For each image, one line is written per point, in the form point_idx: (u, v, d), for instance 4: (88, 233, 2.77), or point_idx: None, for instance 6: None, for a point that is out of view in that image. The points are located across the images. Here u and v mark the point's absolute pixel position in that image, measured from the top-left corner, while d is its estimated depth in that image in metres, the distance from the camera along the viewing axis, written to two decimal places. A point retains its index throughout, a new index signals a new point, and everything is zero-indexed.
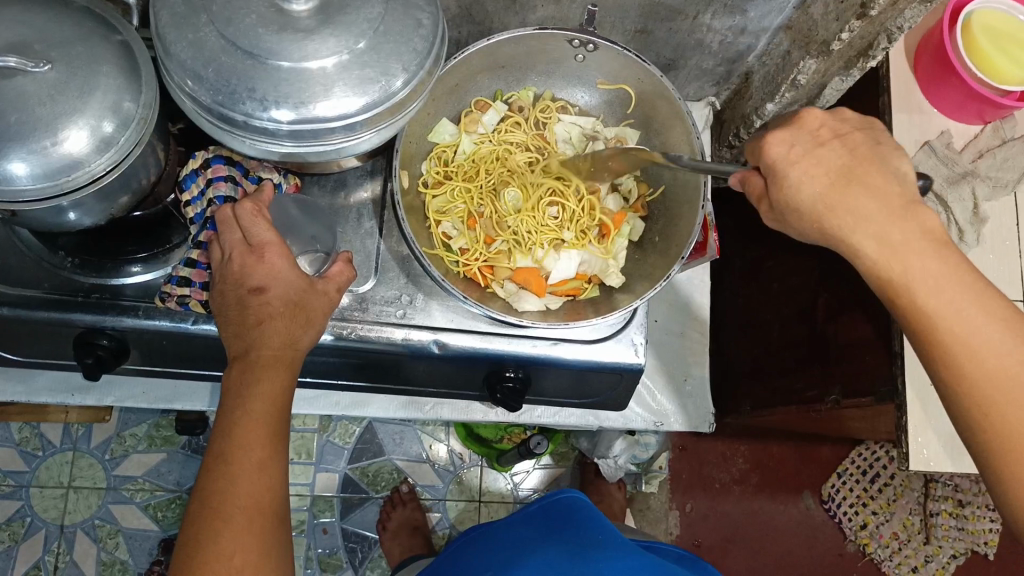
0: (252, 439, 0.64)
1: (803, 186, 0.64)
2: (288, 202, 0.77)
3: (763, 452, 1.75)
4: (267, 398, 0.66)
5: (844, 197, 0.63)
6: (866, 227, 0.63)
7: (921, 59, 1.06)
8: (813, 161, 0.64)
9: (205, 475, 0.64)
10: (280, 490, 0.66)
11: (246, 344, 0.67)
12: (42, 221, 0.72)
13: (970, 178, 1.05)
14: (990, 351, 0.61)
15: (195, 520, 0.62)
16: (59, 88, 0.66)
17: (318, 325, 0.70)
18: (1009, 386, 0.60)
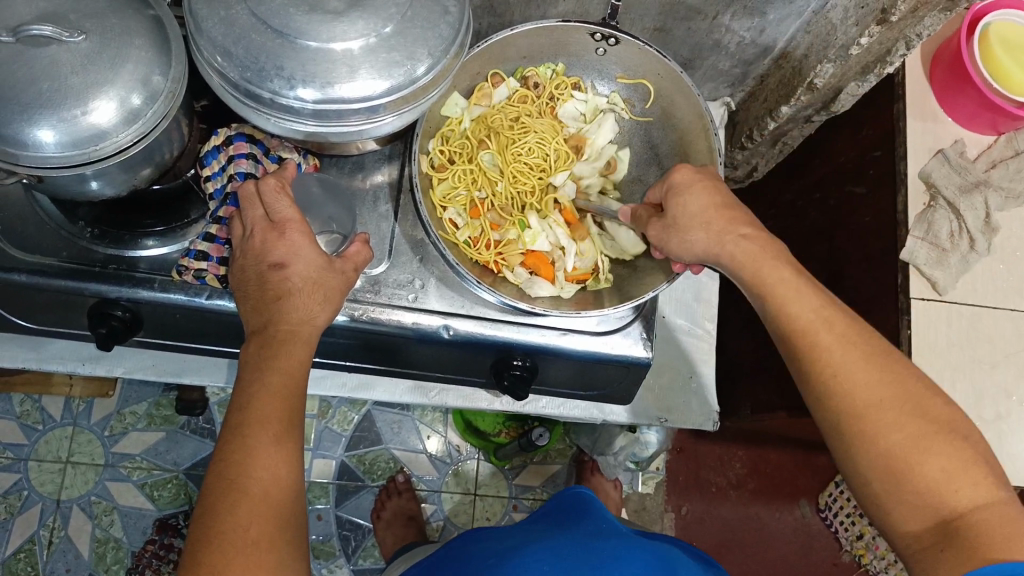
0: (270, 413, 0.65)
1: (687, 207, 0.76)
2: (309, 180, 0.79)
3: (760, 457, 1.76)
4: (285, 372, 0.66)
5: (726, 220, 0.74)
6: (740, 246, 0.74)
7: (937, 69, 1.08)
8: (695, 190, 0.76)
9: (223, 448, 0.64)
10: (296, 464, 0.66)
11: (265, 319, 0.68)
12: (65, 189, 0.73)
13: (982, 188, 1.06)
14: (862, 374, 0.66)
15: (212, 492, 0.62)
16: (91, 58, 0.67)
17: (336, 303, 0.71)
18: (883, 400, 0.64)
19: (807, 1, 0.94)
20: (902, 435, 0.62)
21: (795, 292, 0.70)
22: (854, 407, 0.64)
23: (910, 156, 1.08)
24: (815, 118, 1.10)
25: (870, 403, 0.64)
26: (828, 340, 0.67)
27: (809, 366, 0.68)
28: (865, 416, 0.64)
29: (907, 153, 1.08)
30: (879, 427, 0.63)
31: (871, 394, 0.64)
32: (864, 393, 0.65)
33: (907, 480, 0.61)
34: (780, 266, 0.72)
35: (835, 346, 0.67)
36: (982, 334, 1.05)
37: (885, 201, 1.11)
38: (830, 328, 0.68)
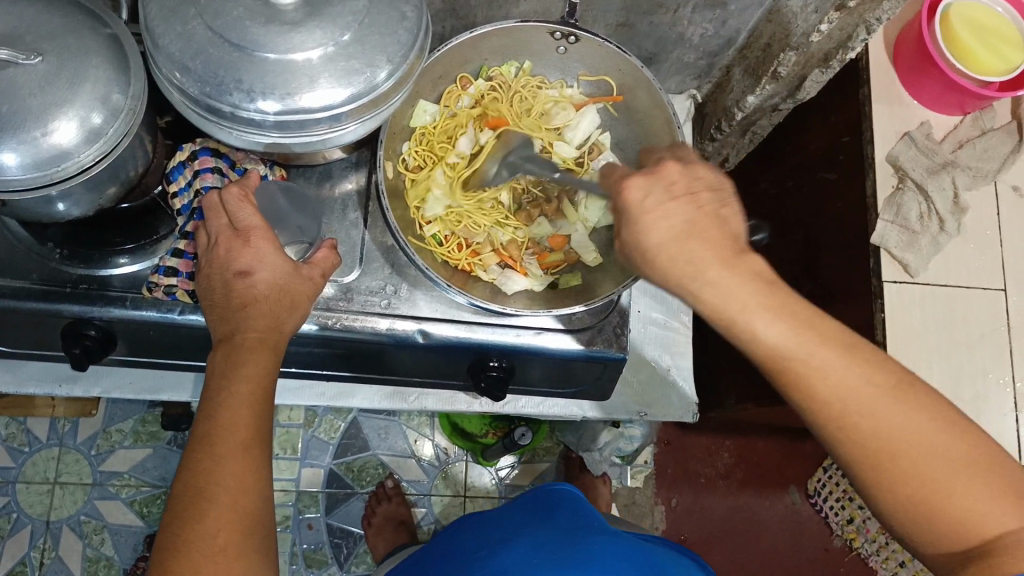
0: (239, 421, 0.65)
1: (648, 240, 0.63)
2: (274, 189, 0.79)
3: (748, 445, 1.78)
4: (252, 380, 0.66)
5: (688, 256, 0.61)
6: (717, 284, 0.61)
7: (901, 54, 1.09)
8: (661, 214, 0.62)
9: (189, 456, 0.64)
10: (264, 472, 0.66)
11: (232, 326, 0.68)
12: (31, 211, 0.73)
13: (950, 168, 1.07)
14: (853, 395, 0.59)
15: (179, 500, 0.63)
16: (49, 79, 0.66)
17: (302, 310, 0.71)
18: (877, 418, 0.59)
19: None
20: (937, 473, 0.57)
21: (780, 322, 0.60)
22: (872, 448, 0.59)
23: (878, 140, 1.09)
24: (781, 107, 1.11)
25: (898, 446, 0.58)
26: (830, 381, 0.59)
27: (823, 412, 0.60)
28: (889, 464, 0.58)
29: (876, 136, 1.09)
30: (913, 472, 0.58)
31: (894, 431, 0.58)
32: (893, 437, 0.58)
33: (935, 518, 0.57)
34: (766, 294, 0.61)
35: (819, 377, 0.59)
36: (955, 314, 1.07)
37: (855, 186, 1.12)
38: (833, 361, 0.60)
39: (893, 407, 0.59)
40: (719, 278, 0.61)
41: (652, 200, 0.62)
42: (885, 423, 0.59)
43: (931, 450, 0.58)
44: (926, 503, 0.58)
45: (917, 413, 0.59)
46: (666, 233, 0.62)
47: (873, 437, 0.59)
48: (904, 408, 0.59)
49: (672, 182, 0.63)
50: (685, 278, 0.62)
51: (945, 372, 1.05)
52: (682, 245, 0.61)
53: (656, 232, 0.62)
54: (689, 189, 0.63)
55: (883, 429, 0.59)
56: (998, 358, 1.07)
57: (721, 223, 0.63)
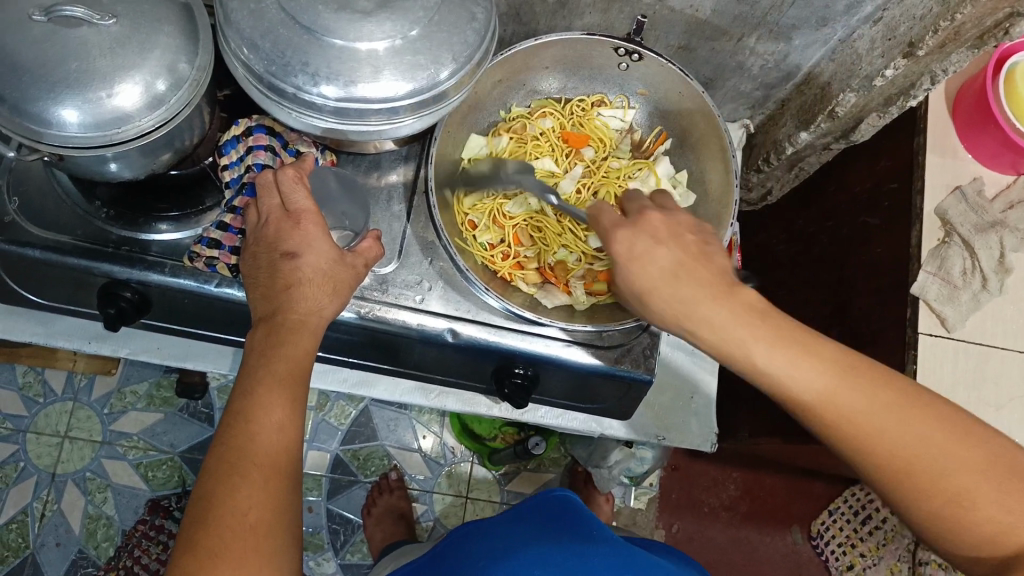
0: (274, 400, 0.65)
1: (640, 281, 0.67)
2: (326, 175, 0.80)
3: (756, 480, 1.76)
4: (290, 359, 0.67)
5: (689, 277, 0.66)
6: (706, 321, 0.65)
7: (961, 105, 1.07)
8: (648, 261, 0.67)
9: (222, 430, 0.64)
10: (294, 453, 0.66)
11: (273, 306, 0.68)
12: (85, 168, 0.74)
13: (998, 227, 1.05)
14: (846, 406, 0.61)
15: (211, 473, 0.62)
16: (120, 42, 0.67)
17: (345, 297, 0.71)
18: (885, 415, 0.61)
19: (834, 29, 0.94)
20: (957, 478, 0.59)
21: (779, 355, 0.63)
22: (885, 462, 0.60)
23: (928, 191, 1.07)
24: (833, 146, 1.10)
25: (916, 463, 0.59)
26: (836, 401, 0.62)
27: (831, 429, 0.62)
28: (909, 471, 0.60)
29: (926, 186, 1.07)
30: (933, 479, 0.59)
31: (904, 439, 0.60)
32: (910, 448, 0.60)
33: (961, 528, 0.58)
34: (756, 321, 0.64)
35: (824, 386, 0.62)
36: (987, 375, 1.05)
37: (898, 234, 1.10)
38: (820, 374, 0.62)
39: (898, 413, 0.61)
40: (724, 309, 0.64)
41: (639, 246, 0.67)
42: (896, 429, 0.60)
43: (944, 454, 0.59)
44: (950, 512, 0.59)
45: (922, 422, 0.60)
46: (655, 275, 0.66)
47: (887, 452, 0.60)
48: (907, 412, 0.61)
49: (658, 229, 0.68)
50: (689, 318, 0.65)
51: None
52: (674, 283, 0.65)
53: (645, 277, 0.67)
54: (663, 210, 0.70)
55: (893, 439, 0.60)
56: None
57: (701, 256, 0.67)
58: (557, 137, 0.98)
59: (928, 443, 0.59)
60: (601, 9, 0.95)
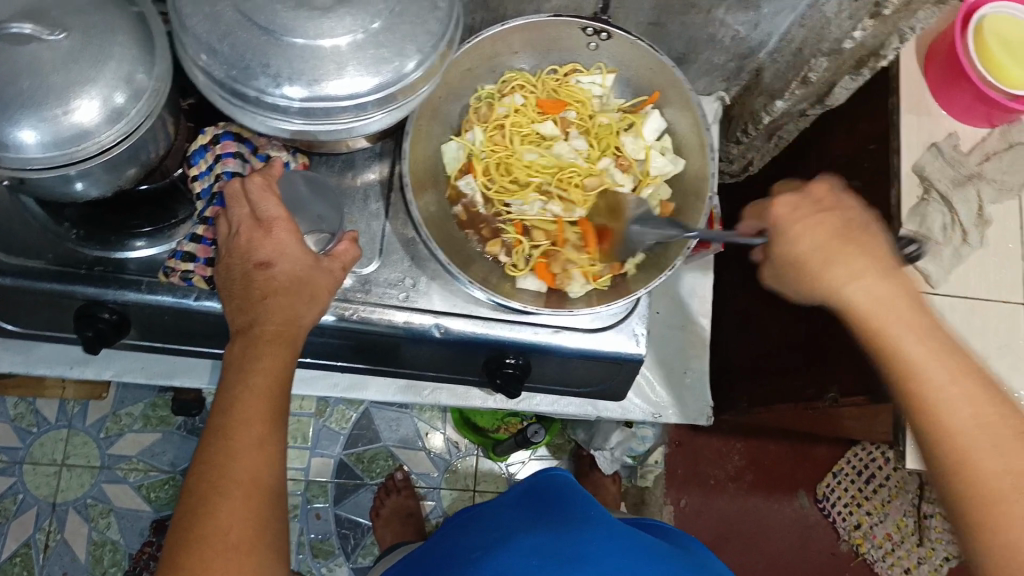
0: (253, 415, 0.64)
1: (797, 243, 0.73)
2: (295, 179, 0.78)
3: (760, 449, 1.76)
4: (269, 372, 0.66)
5: (849, 244, 0.72)
6: (856, 273, 0.71)
7: (932, 62, 1.06)
8: (810, 224, 0.73)
9: (204, 448, 0.63)
10: (278, 467, 0.65)
11: (250, 318, 0.67)
12: (49, 189, 0.72)
13: (975, 181, 1.05)
14: (943, 377, 0.64)
15: (193, 492, 0.61)
16: (73, 57, 0.65)
17: (323, 302, 0.70)
18: (959, 398, 0.63)
19: None
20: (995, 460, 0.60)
21: (876, 289, 0.70)
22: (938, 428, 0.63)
23: (906, 150, 1.06)
24: (810, 112, 1.09)
25: (1009, 493, 0.59)
26: (919, 364, 0.65)
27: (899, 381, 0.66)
28: (952, 444, 0.62)
29: (904, 146, 1.06)
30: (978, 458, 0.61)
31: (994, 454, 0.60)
32: (950, 411, 0.63)
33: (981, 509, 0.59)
34: (912, 311, 0.68)
35: (907, 342, 0.67)
36: (972, 328, 1.05)
37: (880, 195, 1.09)
38: (921, 343, 0.66)
39: (946, 390, 0.64)
40: (874, 283, 0.70)
41: (800, 210, 0.74)
42: (961, 409, 0.63)
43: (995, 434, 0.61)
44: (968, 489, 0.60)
45: (990, 418, 0.62)
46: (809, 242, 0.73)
47: (950, 414, 0.63)
48: (959, 384, 0.64)
49: (820, 198, 0.75)
50: (838, 281, 0.71)
51: None
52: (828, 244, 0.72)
53: (805, 239, 0.73)
54: (835, 203, 0.75)
55: (984, 448, 0.61)
56: None
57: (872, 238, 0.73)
58: (534, 107, 0.95)
59: (977, 430, 0.62)
60: None
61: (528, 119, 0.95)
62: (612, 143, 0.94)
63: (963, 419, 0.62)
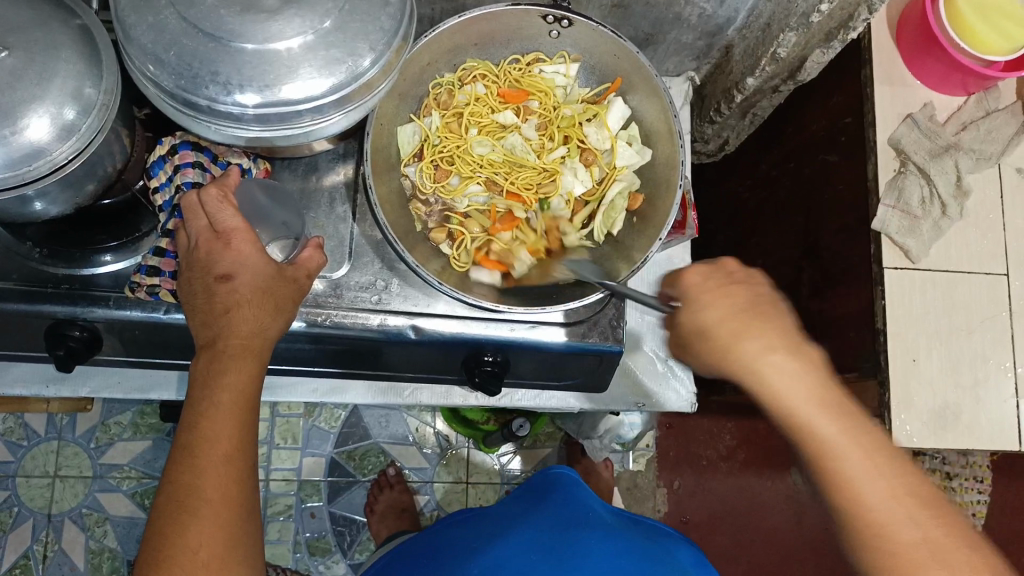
0: (220, 432, 0.65)
1: (699, 318, 0.69)
2: (252, 185, 0.75)
3: (753, 430, 1.71)
4: (235, 388, 0.66)
5: (742, 322, 0.68)
6: (754, 350, 0.67)
7: (904, 31, 1.04)
8: (721, 294, 0.69)
9: (172, 466, 0.64)
10: (247, 482, 0.66)
11: (214, 332, 0.67)
12: (6, 210, 0.71)
13: (953, 151, 1.04)
14: (843, 451, 0.64)
15: (163, 511, 0.63)
16: (18, 75, 0.64)
17: (287, 312, 0.70)
18: (867, 468, 0.63)
19: None
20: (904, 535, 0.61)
21: (780, 364, 0.66)
22: (853, 511, 0.63)
23: (880, 122, 1.05)
24: (782, 88, 1.08)
25: (911, 557, 0.61)
26: (826, 442, 0.64)
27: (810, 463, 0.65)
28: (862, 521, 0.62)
29: (878, 118, 1.05)
30: (889, 533, 0.62)
31: (905, 522, 0.62)
32: (867, 497, 0.63)
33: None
34: (811, 391, 0.65)
35: (815, 420, 0.65)
36: (957, 302, 1.05)
37: (856, 169, 1.08)
38: (829, 420, 0.65)
39: (852, 467, 0.63)
40: (777, 360, 0.66)
41: (710, 281, 0.70)
42: (872, 488, 0.63)
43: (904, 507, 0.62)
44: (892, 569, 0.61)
45: (893, 494, 0.63)
46: (716, 312, 0.68)
47: (854, 493, 0.63)
48: (857, 461, 0.63)
49: (729, 268, 0.71)
50: (751, 356, 0.66)
51: (946, 356, 1.03)
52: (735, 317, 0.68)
53: (716, 310, 0.68)
54: (747, 277, 0.71)
55: (888, 519, 0.62)
56: (1001, 345, 1.05)
57: (770, 314, 0.68)
58: (496, 96, 0.94)
59: (886, 501, 0.62)
60: None
61: (488, 109, 0.94)
62: (575, 135, 0.95)
63: (876, 493, 0.63)
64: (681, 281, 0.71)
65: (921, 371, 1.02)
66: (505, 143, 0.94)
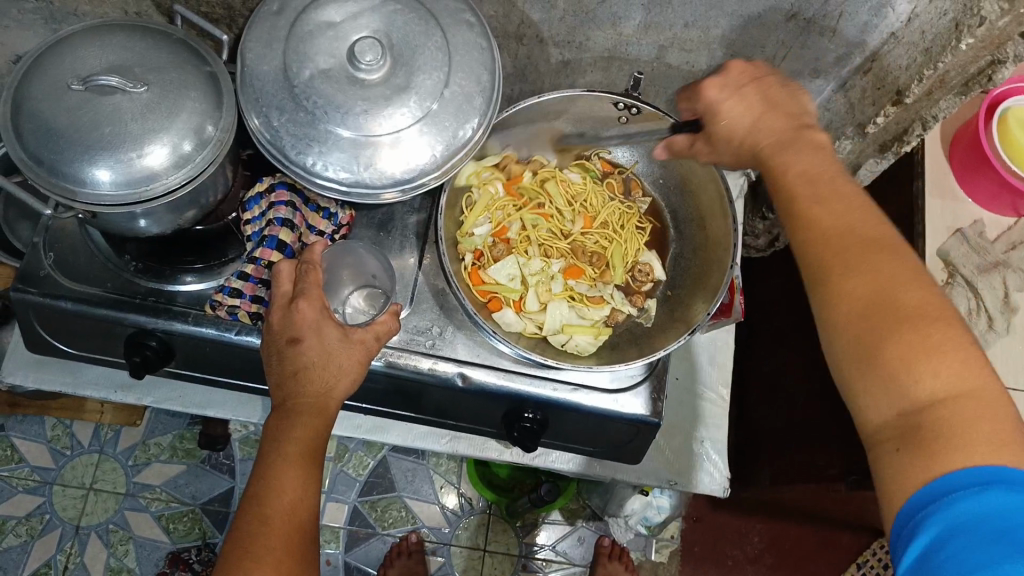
0: (285, 484, 0.72)
1: (733, 119, 0.72)
2: (357, 248, 0.88)
3: (782, 531, 1.72)
4: (300, 442, 0.74)
5: (771, 115, 0.70)
6: (788, 155, 0.66)
7: (956, 150, 1.09)
8: (739, 100, 0.72)
9: (240, 519, 0.71)
10: (308, 530, 0.73)
11: (284, 395, 0.76)
12: (116, 224, 0.79)
13: (1000, 268, 1.06)
14: (851, 248, 0.58)
15: (228, 557, 0.69)
16: (150, 108, 0.73)
17: (354, 373, 0.78)
18: (870, 276, 0.56)
19: (827, 80, 0.98)
20: (899, 346, 0.53)
21: (797, 166, 0.65)
22: (822, 261, 0.59)
23: (929, 234, 1.08)
24: None
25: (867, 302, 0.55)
26: (841, 251, 0.58)
27: (813, 268, 0.59)
28: (832, 273, 0.58)
29: (927, 230, 1.08)
30: (872, 307, 0.55)
31: (926, 322, 0.53)
32: (861, 289, 0.56)
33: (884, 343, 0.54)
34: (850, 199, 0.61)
35: (822, 219, 0.60)
36: None
37: None
38: (838, 225, 0.59)
39: (869, 263, 0.57)
40: (802, 166, 0.65)
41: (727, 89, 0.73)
42: (866, 272, 0.56)
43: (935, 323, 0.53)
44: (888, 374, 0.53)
45: (926, 319, 0.53)
46: (746, 119, 0.71)
47: (845, 271, 0.57)
48: (879, 263, 0.57)
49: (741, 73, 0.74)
50: (773, 161, 0.67)
51: None
52: (763, 118, 0.70)
53: (797, 165, 0.65)
54: (748, 74, 0.73)
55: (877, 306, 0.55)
56: None
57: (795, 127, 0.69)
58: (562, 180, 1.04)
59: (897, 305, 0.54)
60: (600, 67, 1.03)
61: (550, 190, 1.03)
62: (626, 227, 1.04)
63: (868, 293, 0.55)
64: (704, 97, 0.74)
65: None
66: (560, 225, 1.03)
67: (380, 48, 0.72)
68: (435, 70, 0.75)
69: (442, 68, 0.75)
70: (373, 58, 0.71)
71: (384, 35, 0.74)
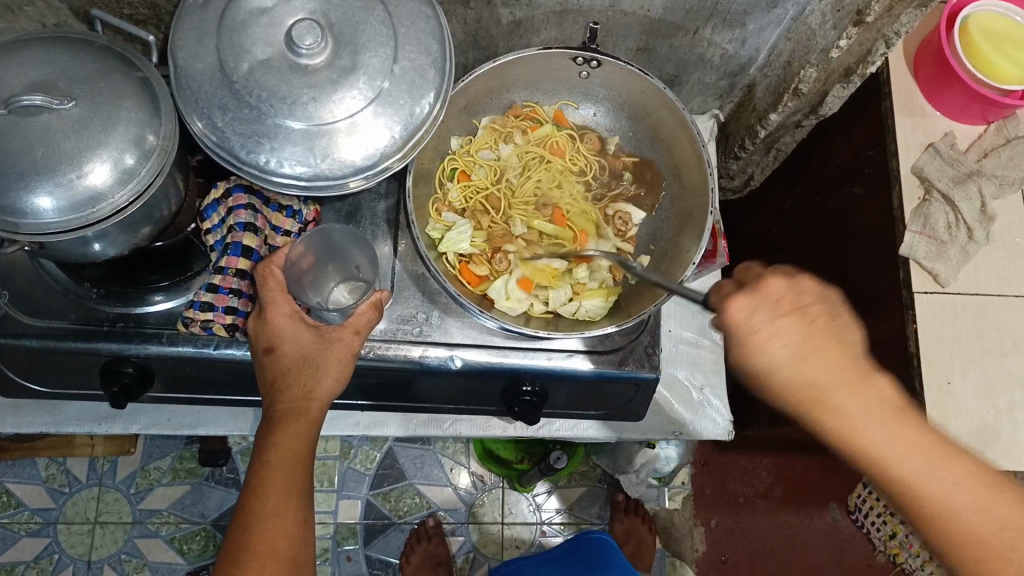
0: (269, 488, 0.72)
1: (770, 356, 0.61)
2: (334, 231, 0.85)
3: (788, 464, 1.73)
4: (284, 447, 0.74)
5: (816, 346, 0.61)
6: (819, 377, 0.60)
7: (921, 66, 1.07)
8: (769, 337, 0.61)
9: (233, 526, 0.72)
10: (296, 534, 0.73)
11: (268, 401, 0.76)
12: (69, 252, 0.75)
13: (975, 177, 1.05)
14: (917, 453, 0.61)
15: (222, 563, 0.71)
16: (84, 124, 0.69)
17: (336, 372, 0.76)
18: (957, 489, 0.60)
19: (784, 9, 0.94)
20: (984, 534, 0.60)
21: (853, 399, 0.60)
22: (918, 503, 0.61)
23: (902, 152, 1.07)
24: (805, 123, 1.09)
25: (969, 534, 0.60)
26: (904, 467, 0.61)
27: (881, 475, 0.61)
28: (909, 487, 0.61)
29: (900, 148, 1.07)
30: (965, 530, 0.60)
31: (1009, 545, 0.59)
32: (937, 495, 0.60)
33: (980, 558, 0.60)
34: (901, 425, 0.61)
35: (879, 437, 0.60)
36: (989, 324, 1.04)
37: (883, 199, 1.10)
38: (879, 427, 0.61)
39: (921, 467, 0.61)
40: (822, 369, 0.61)
41: (759, 317, 0.61)
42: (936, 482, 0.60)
43: (982, 500, 0.60)
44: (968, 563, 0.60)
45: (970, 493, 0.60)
46: (790, 360, 0.61)
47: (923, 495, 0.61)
48: (947, 475, 0.61)
49: (778, 298, 0.62)
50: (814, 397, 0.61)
51: (980, 378, 1.02)
52: (810, 356, 0.60)
53: (863, 429, 0.60)
54: (792, 299, 0.62)
55: (959, 510, 0.60)
56: None
57: (839, 337, 0.61)
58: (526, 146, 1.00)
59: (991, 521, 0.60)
60: (554, 24, 0.99)
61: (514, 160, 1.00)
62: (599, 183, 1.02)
63: (972, 512, 0.60)
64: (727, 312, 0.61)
65: (956, 394, 1.01)
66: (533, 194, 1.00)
67: (319, 29, 0.67)
68: (382, 46, 0.71)
69: (389, 44, 0.71)
70: (314, 41, 0.67)
71: (323, 15, 0.70)
